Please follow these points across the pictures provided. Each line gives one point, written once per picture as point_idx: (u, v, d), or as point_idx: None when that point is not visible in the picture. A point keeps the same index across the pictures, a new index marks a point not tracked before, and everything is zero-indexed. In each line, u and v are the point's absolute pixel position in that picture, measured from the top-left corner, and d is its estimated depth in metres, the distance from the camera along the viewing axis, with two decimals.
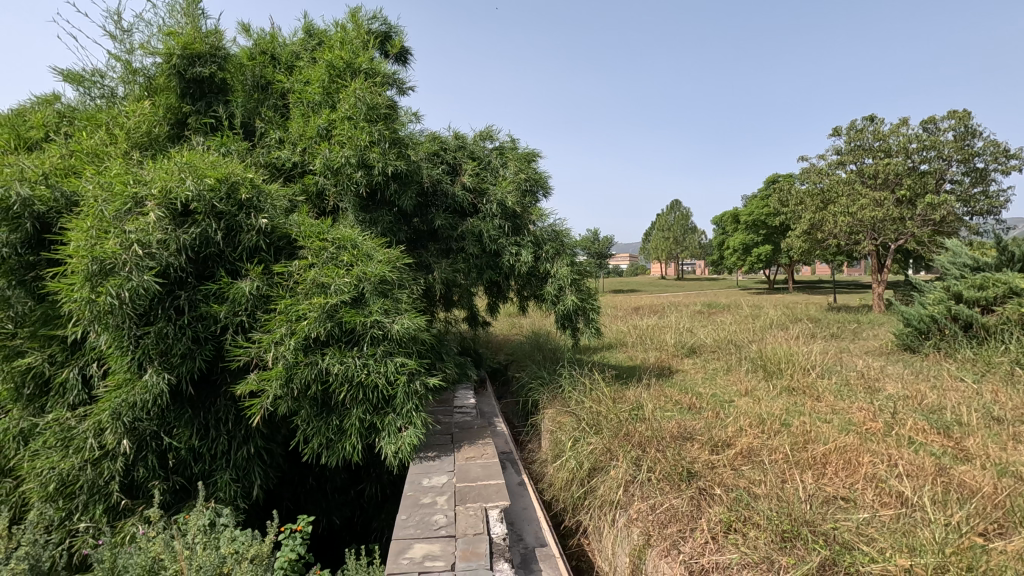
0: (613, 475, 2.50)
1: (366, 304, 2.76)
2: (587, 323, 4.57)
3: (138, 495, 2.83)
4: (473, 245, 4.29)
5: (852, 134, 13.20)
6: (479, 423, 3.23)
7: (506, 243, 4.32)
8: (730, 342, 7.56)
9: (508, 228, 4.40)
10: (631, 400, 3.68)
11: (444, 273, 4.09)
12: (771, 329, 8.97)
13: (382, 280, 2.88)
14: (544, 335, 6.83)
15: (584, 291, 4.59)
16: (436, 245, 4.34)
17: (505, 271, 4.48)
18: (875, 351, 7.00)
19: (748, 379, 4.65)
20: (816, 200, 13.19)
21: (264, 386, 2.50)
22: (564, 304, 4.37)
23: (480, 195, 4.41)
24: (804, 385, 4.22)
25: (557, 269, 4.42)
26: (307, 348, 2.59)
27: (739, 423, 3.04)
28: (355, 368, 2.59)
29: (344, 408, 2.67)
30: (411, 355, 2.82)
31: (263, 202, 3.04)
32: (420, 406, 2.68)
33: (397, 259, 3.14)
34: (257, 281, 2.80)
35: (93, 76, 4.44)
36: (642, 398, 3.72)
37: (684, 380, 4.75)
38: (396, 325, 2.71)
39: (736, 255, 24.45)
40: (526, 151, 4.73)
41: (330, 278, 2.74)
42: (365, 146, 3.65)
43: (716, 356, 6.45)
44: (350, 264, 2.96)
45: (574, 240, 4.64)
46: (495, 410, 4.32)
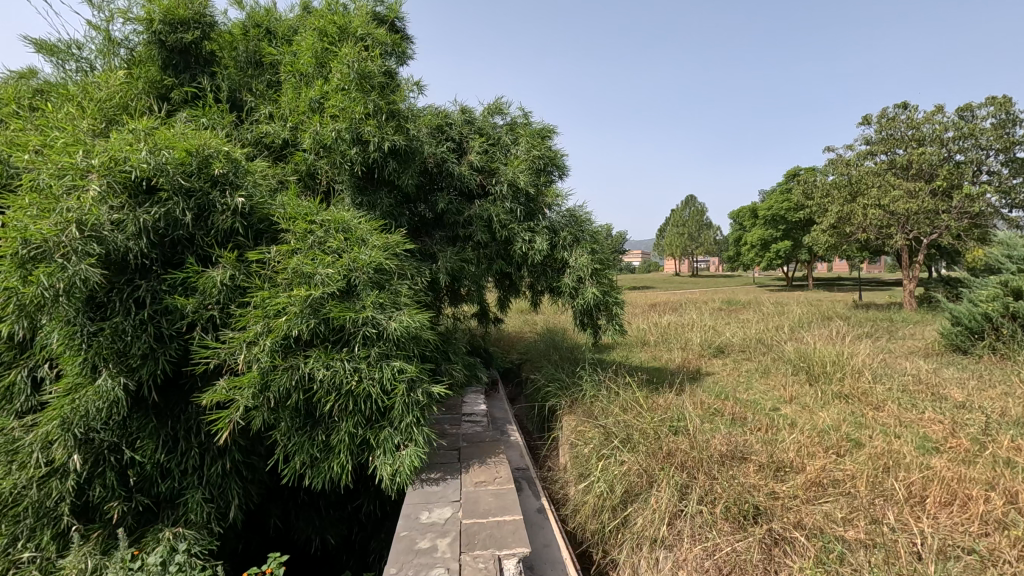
0: (653, 505, 2.05)
1: (358, 297, 2.32)
2: (610, 320, 4.09)
3: (94, 519, 2.44)
4: (481, 232, 3.85)
5: (883, 122, 12.56)
6: (491, 437, 2.77)
7: (518, 228, 3.86)
8: (760, 341, 7.04)
9: (521, 213, 3.94)
10: (664, 409, 3.21)
11: (450, 262, 3.66)
12: (801, 327, 8.42)
13: (377, 269, 2.45)
14: (559, 333, 6.36)
15: (607, 283, 4.11)
16: (441, 231, 3.93)
17: (517, 260, 4.03)
18: (921, 351, 6.45)
19: (790, 383, 4.16)
20: (844, 192, 12.56)
21: (233, 395, 2.07)
22: (585, 298, 3.89)
23: (490, 175, 3.98)
24: (859, 391, 3.73)
25: (577, 257, 3.95)
26: (287, 349, 2.16)
27: (798, 440, 2.57)
28: (343, 374, 2.14)
29: (331, 420, 2.21)
30: (412, 359, 2.37)
31: (241, 178, 2.62)
32: (422, 420, 2.22)
33: (396, 244, 2.71)
34: (231, 269, 2.38)
35: (70, 47, 4.05)
36: (674, 407, 3.26)
37: (718, 384, 4.27)
38: (394, 321, 2.25)
39: (755, 251, 23.79)
40: (540, 128, 4.27)
41: (315, 266, 2.31)
42: (359, 118, 3.25)
43: (747, 356, 5.95)
44: (340, 251, 2.52)
45: (594, 228, 4.18)
46: (508, 417, 3.87)
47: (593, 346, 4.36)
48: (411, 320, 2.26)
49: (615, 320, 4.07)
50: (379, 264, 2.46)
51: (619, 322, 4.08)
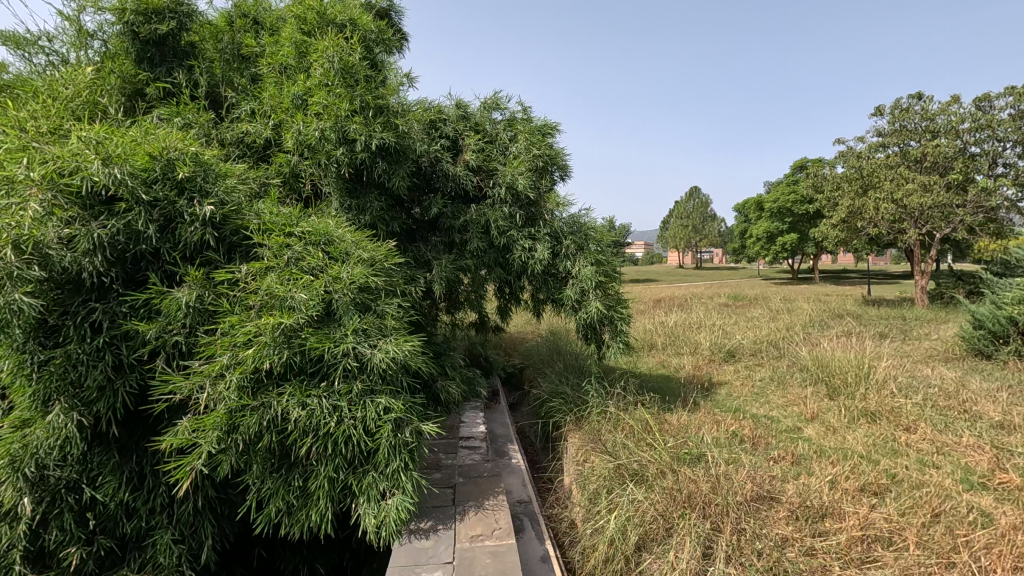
0: (672, 563, 1.80)
1: (338, 323, 2.08)
2: (617, 336, 3.78)
3: (51, 565, 2.20)
4: (478, 239, 3.56)
5: (896, 113, 12.20)
6: (490, 470, 2.53)
7: (518, 235, 3.60)
8: (771, 344, 6.77)
9: (521, 217, 3.67)
10: (676, 434, 2.97)
11: (446, 271, 3.43)
12: (813, 328, 8.14)
13: (361, 288, 2.20)
14: (563, 338, 6.10)
15: (612, 294, 3.83)
16: (437, 237, 3.70)
17: (516, 269, 3.77)
18: (941, 355, 6.18)
19: (810, 398, 3.90)
20: (855, 185, 12.21)
21: (196, 438, 1.82)
22: (588, 310, 3.65)
23: (488, 176, 3.71)
24: (885, 407, 3.47)
25: (580, 266, 3.68)
26: (257, 385, 1.90)
27: (829, 475, 2.32)
28: (321, 415, 1.90)
29: (309, 463, 1.97)
30: (399, 392, 2.14)
31: (212, 184, 2.36)
32: (411, 465, 2.00)
33: (386, 256, 2.44)
34: (198, 289, 2.13)
35: (39, 38, 3.78)
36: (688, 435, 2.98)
37: (733, 399, 4.00)
38: (380, 352, 2.02)
39: (760, 244, 23.44)
40: (541, 123, 3.98)
41: (291, 287, 2.06)
42: (344, 116, 3.03)
43: (759, 362, 5.69)
44: (319, 269, 2.26)
45: (601, 234, 3.83)
46: (510, 435, 3.62)
47: (599, 358, 4.09)
48: (398, 351, 2.02)
49: (622, 336, 3.77)
50: (365, 283, 2.21)
51: (625, 338, 3.78)
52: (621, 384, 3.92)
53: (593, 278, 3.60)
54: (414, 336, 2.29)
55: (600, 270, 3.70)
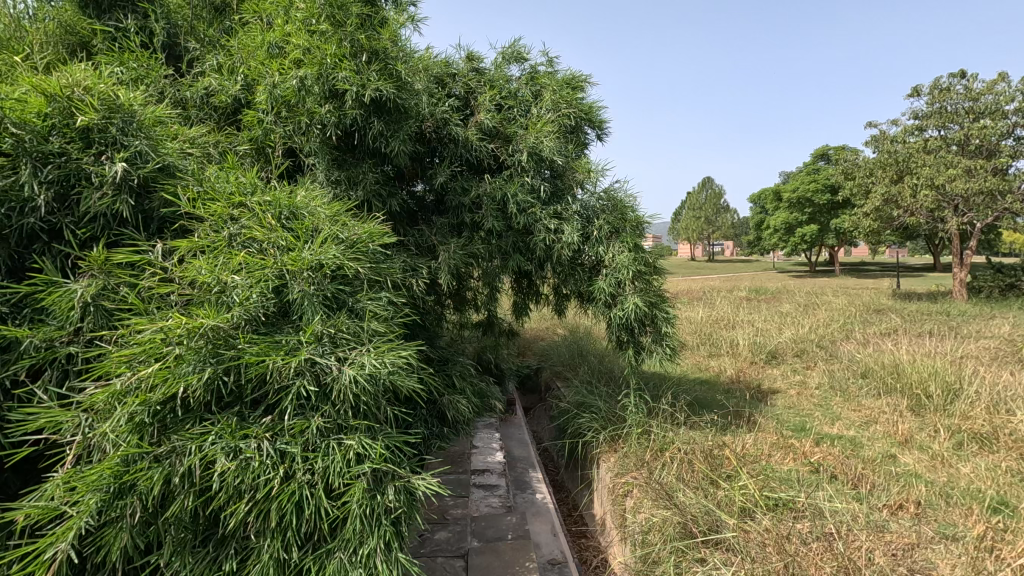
0: None
1: (293, 326, 1.43)
2: (657, 342, 3.08)
3: None
4: (493, 219, 2.94)
5: (935, 93, 11.41)
6: (515, 531, 1.87)
7: (540, 214, 2.95)
8: (815, 344, 6.10)
9: (546, 191, 3.04)
10: (751, 472, 2.33)
11: (454, 259, 2.80)
12: (856, 325, 7.43)
13: (331, 278, 1.55)
14: (586, 338, 5.45)
15: (654, 289, 3.11)
16: (442, 218, 3.09)
17: (538, 256, 3.11)
18: (1013, 357, 5.47)
19: (893, 414, 3.24)
20: (889, 171, 11.45)
21: (70, 507, 1.17)
22: (623, 306, 2.96)
23: (505, 143, 3.12)
24: (999, 429, 2.81)
25: (615, 253, 2.98)
26: (167, 421, 1.26)
27: (989, 547, 1.68)
28: (261, 467, 1.22)
29: (245, 537, 1.25)
30: (385, 427, 1.45)
31: (132, 136, 1.71)
32: (397, 544, 1.27)
33: (374, 233, 1.80)
34: (103, 277, 1.49)
35: None
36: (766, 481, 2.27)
37: (797, 415, 3.34)
38: (353, 371, 1.33)
39: (778, 236, 22.59)
40: (568, 77, 3.34)
41: (227, 273, 1.44)
42: (331, 63, 2.44)
43: (809, 367, 5.02)
44: (276, 247, 1.58)
45: (640, 216, 3.10)
46: (534, 463, 2.96)
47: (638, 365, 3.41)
48: (381, 368, 1.35)
49: (666, 342, 3.06)
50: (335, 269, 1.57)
51: (668, 345, 3.05)
52: (665, 397, 3.26)
53: (630, 267, 2.91)
54: (408, 347, 1.64)
55: (640, 257, 2.98)
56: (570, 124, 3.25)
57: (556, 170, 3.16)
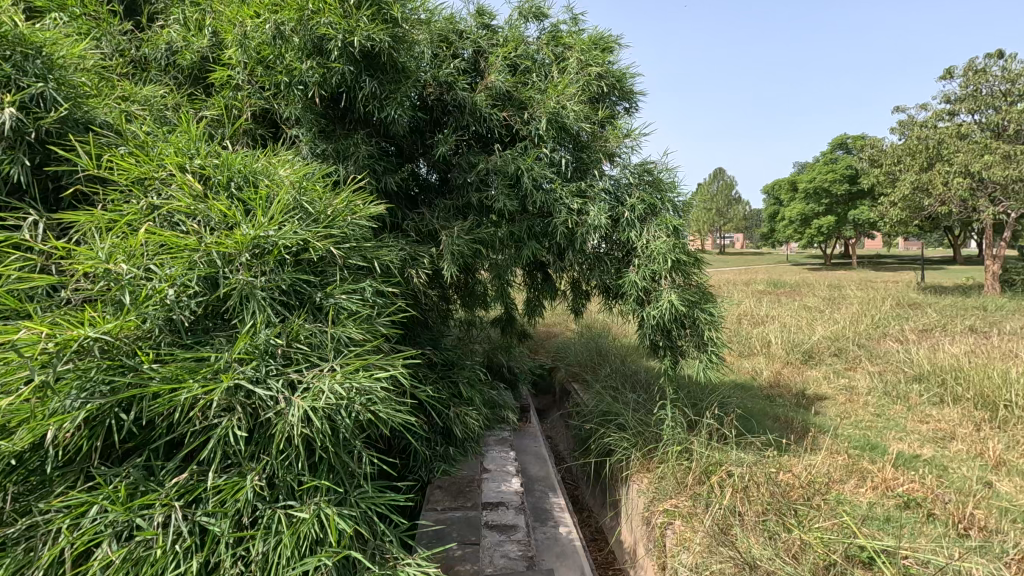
0: None
1: (228, 333, 1.09)
2: (698, 346, 2.61)
3: None
4: (507, 200, 2.50)
5: (971, 76, 10.78)
6: None
7: (562, 194, 2.52)
8: (852, 342, 5.61)
9: (567, 168, 2.61)
10: (837, 518, 1.87)
11: (459, 248, 2.38)
12: (891, 321, 6.91)
13: (290, 265, 1.20)
14: (604, 335, 5.01)
15: (694, 283, 2.64)
16: (445, 200, 2.68)
17: (558, 244, 2.68)
18: None
19: (972, 430, 2.77)
20: (919, 158, 10.86)
21: None
22: (659, 303, 2.51)
23: (519, 110, 2.68)
24: None
25: (650, 240, 2.52)
26: (30, 466, 0.94)
27: None
28: (159, 553, 0.87)
29: None
30: (364, 481, 1.09)
31: (31, 77, 1.27)
32: None
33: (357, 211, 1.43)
34: None
35: None
36: (848, 528, 1.83)
37: (857, 429, 2.88)
38: (309, 400, 0.99)
39: (793, 228, 21.91)
40: (594, 37, 2.87)
41: (126, 263, 1.07)
42: (312, 8, 1.98)
43: (851, 370, 4.56)
44: (214, 220, 1.19)
45: (678, 197, 2.65)
46: (554, 487, 2.56)
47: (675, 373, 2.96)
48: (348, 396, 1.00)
49: (711, 346, 2.59)
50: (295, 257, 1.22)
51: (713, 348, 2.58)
52: (707, 408, 2.82)
53: (668, 257, 2.44)
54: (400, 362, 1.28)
55: (679, 245, 2.50)
56: (598, 91, 2.79)
57: (581, 143, 2.70)
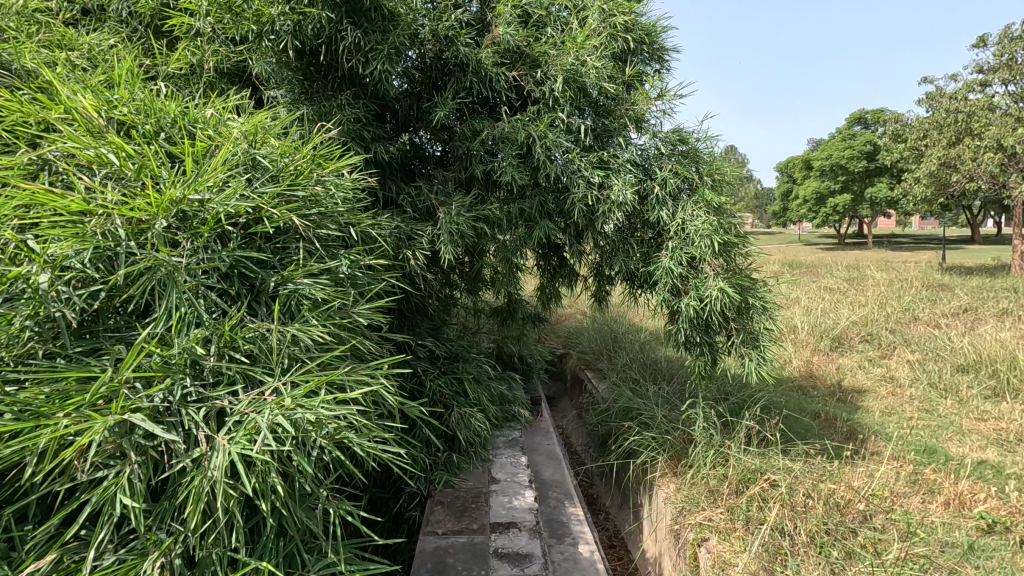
0: None
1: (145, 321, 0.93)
2: (748, 342, 2.29)
3: None
4: (518, 173, 2.19)
5: (1005, 44, 10.17)
6: None
7: (581, 167, 2.20)
8: (882, 327, 5.27)
9: (587, 137, 2.28)
10: (916, 553, 1.58)
11: (461, 227, 2.09)
12: (920, 303, 6.54)
13: (225, 241, 1.04)
14: (619, 321, 4.71)
15: (742, 267, 2.30)
16: (447, 173, 2.37)
17: (575, 224, 2.37)
18: None
19: None
20: (947, 132, 10.33)
21: None
22: (698, 293, 2.20)
23: (532, 69, 2.34)
24: None
25: (688, 220, 2.20)
26: None
27: None
28: None
29: None
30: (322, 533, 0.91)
31: None
32: None
33: (326, 182, 1.25)
34: None
35: None
36: (925, 558, 1.56)
37: (910, 430, 2.58)
38: (234, 438, 0.83)
39: (807, 206, 21.33)
40: None
41: None
42: None
43: (886, 358, 4.24)
44: (122, 173, 0.99)
45: (718, 169, 2.30)
46: (570, 494, 2.32)
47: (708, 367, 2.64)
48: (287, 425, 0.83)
49: (758, 342, 2.27)
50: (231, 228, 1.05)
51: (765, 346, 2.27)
52: (746, 408, 2.52)
53: (711, 242, 2.14)
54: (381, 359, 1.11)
55: (722, 226, 2.20)
56: (623, 47, 2.43)
57: (603, 107, 2.35)
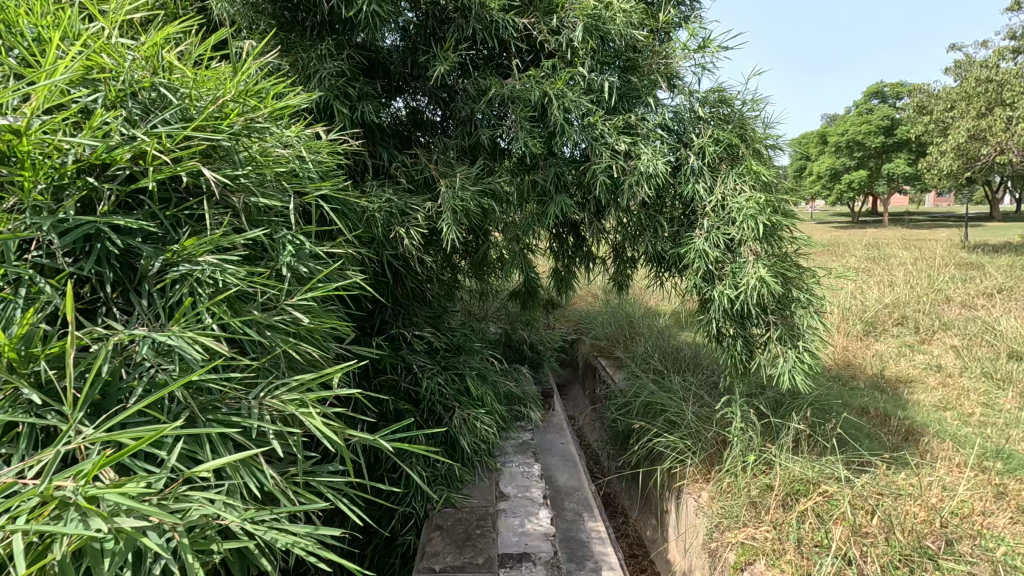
0: None
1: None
2: (785, 338, 1.94)
3: None
4: (528, 140, 1.86)
5: None
6: None
7: (604, 129, 1.86)
8: (916, 309, 4.92)
9: (612, 95, 1.93)
10: None
11: (466, 203, 1.78)
12: (951, 283, 6.17)
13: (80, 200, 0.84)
14: (634, 306, 4.40)
15: (787, 253, 1.97)
16: (444, 141, 2.04)
17: (595, 200, 2.04)
18: None
19: None
20: (976, 102, 9.79)
21: None
22: (736, 280, 1.88)
23: (546, 15, 1.98)
24: None
25: (732, 194, 1.88)
26: None
27: None
28: None
29: None
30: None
31: None
32: None
33: (257, 132, 1.06)
34: None
35: None
36: None
37: (977, 431, 2.27)
38: None
39: (821, 183, 20.71)
40: None
41: None
42: None
43: (927, 345, 3.90)
44: None
45: (765, 133, 1.95)
46: (591, 505, 2.03)
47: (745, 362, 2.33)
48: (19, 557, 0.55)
49: (803, 340, 1.95)
50: (98, 171, 0.85)
51: (805, 345, 1.92)
52: (793, 412, 2.21)
53: (755, 223, 1.81)
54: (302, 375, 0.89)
55: (770, 204, 1.86)
56: None
57: (629, 61, 1.99)
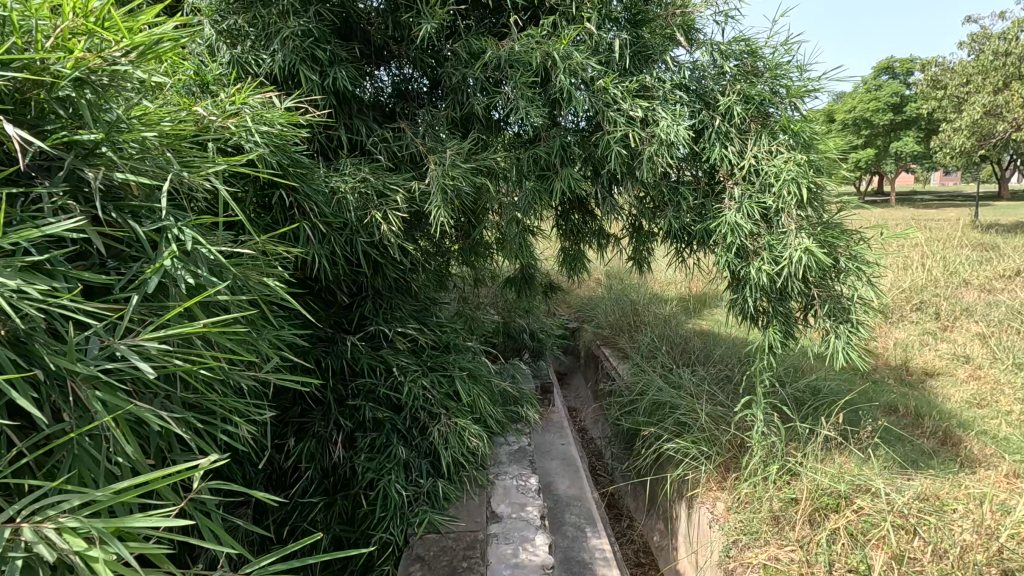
0: None
1: None
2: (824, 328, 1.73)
3: None
4: (526, 106, 1.61)
5: None
6: None
7: (614, 93, 1.60)
8: (935, 293, 4.68)
9: (623, 54, 1.67)
10: None
11: (457, 182, 1.55)
12: (968, 265, 5.92)
13: None
14: (640, 291, 4.17)
15: (832, 218, 1.72)
16: (429, 111, 1.80)
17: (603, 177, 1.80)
18: None
19: None
20: (993, 76, 9.41)
21: None
22: (775, 253, 1.64)
23: None
24: None
25: (765, 157, 1.65)
26: None
27: None
28: None
29: None
30: None
31: None
32: None
33: (122, 77, 0.83)
34: None
35: None
36: None
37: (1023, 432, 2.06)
38: None
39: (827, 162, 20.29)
40: None
41: None
42: None
43: (950, 333, 3.68)
44: None
45: (801, 89, 1.69)
46: (595, 519, 1.83)
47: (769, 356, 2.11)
48: None
49: (837, 335, 1.72)
50: None
51: (859, 316, 1.70)
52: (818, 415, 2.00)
53: (798, 186, 1.58)
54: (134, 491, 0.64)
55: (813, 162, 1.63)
56: None
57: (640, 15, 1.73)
